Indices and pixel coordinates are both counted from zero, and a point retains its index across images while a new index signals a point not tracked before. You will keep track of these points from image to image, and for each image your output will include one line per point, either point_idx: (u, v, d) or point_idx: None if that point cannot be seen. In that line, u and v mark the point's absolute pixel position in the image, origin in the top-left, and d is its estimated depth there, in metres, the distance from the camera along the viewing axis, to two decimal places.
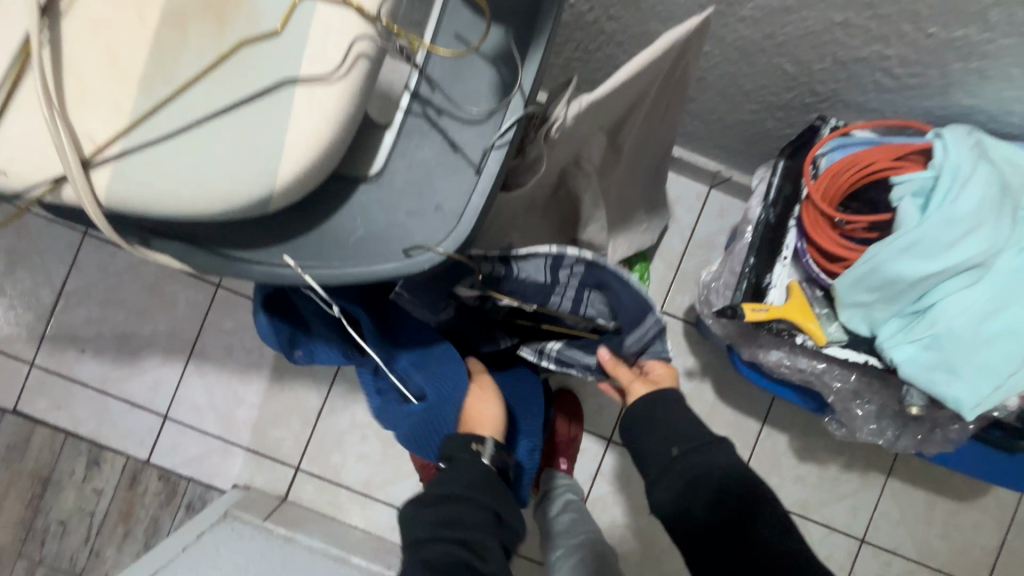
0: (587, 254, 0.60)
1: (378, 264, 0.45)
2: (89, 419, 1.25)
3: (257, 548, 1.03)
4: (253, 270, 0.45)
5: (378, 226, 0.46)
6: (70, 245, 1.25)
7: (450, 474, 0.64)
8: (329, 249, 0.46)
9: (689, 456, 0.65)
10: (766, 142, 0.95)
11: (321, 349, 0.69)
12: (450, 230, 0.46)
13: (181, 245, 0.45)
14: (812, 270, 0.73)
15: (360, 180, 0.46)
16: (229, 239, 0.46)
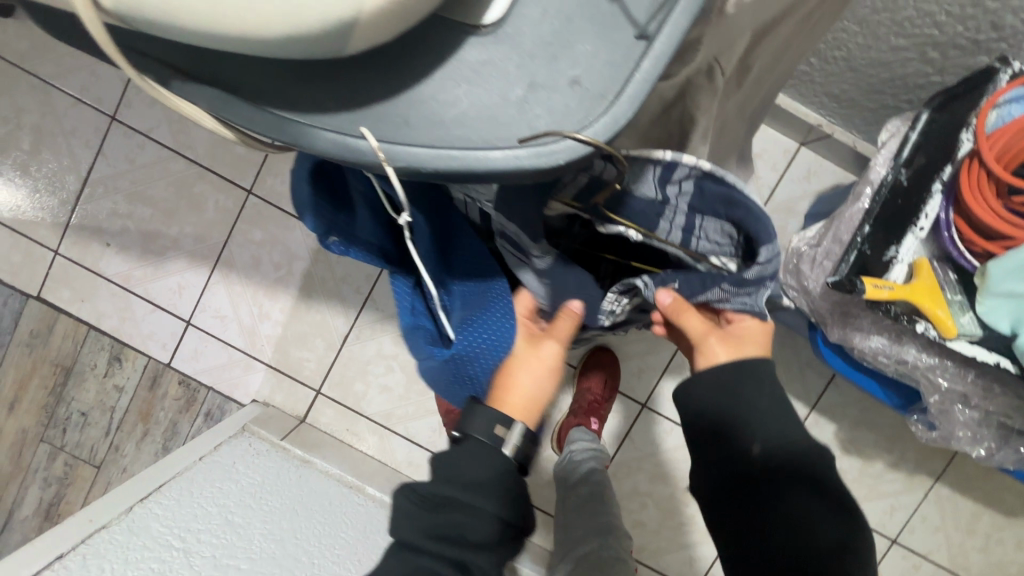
0: (705, 167, 0.47)
1: (489, 148, 0.31)
2: (113, 315, 1.21)
3: (274, 466, 1.01)
4: (313, 139, 0.32)
5: (489, 101, 0.32)
6: (97, 131, 1.17)
7: (450, 465, 0.56)
8: (413, 120, 0.32)
9: (749, 430, 0.59)
10: (896, 92, 0.80)
11: (360, 248, 0.59)
12: (604, 110, 0.32)
13: (214, 93, 0.32)
14: (954, 247, 0.64)
15: (471, 30, 0.33)
16: (276, 89, 0.32)
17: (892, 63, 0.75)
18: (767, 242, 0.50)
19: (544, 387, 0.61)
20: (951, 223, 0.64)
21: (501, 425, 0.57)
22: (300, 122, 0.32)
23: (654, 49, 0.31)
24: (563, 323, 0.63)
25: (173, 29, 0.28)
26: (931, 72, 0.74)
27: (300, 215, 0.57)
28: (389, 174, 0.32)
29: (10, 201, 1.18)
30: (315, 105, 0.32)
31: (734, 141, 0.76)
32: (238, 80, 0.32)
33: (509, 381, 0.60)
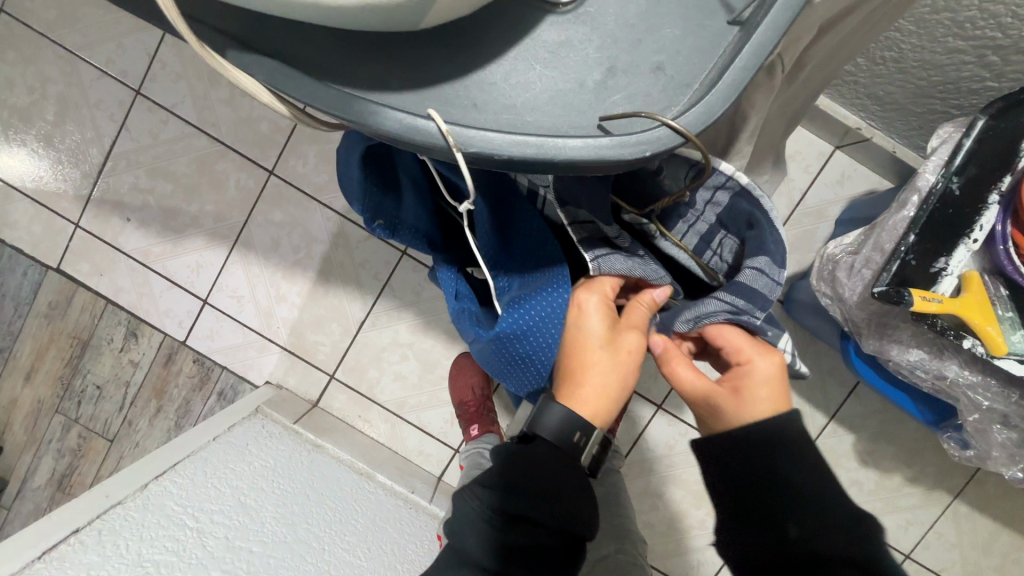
0: (743, 180, 0.54)
1: (560, 139, 0.29)
2: (131, 290, 1.21)
3: (286, 449, 1.01)
4: (379, 116, 0.29)
5: (563, 87, 0.33)
6: (122, 104, 1.16)
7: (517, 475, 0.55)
8: (482, 104, 0.32)
9: (779, 509, 0.51)
10: (946, 97, 0.76)
11: (408, 232, 0.59)
12: (692, 99, 0.31)
13: (271, 64, 0.30)
14: (1013, 262, 0.60)
15: (551, 7, 0.33)
16: (339, 67, 0.31)
17: (946, 66, 0.72)
18: (770, 256, 0.54)
19: (608, 381, 0.58)
20: (1008, 236, 0.60)
21: (581, 432, 0.57)
22: (366, 100, 0.30)
23: (755, 36, 0.30)
24: (641, 315, 0.60)
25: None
26: (987, 77, 0.71)
27: (350, 197, 0.58)
28: (456, 160, 0.31)
29: (34, 171, 1.18)
30: (381, 84, 0.32)
31: (775, 141, 0.74)
32: (299, 54, 0.31)
33: (590, 380, 0.58)
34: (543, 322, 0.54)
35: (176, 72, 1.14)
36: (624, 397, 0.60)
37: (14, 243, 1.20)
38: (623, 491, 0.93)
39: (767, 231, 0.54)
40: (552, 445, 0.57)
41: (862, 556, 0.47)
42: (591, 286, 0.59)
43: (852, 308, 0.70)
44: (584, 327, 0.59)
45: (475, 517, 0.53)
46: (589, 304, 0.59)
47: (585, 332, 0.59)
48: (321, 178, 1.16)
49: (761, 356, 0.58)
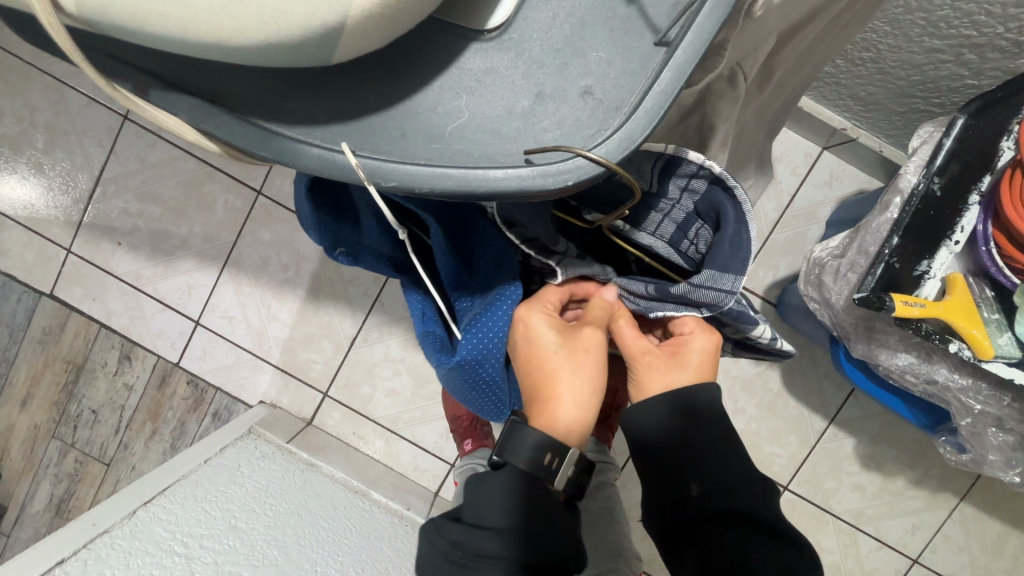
0: (716, 169, 0.48)
1: (485, 169, 0.30)
2: (123, 314, 1.22)
3: (279, 469, 1.01)
4: (298, 153, 0.31)
5: (492, 114, 0.32)
6: (109, 130, 1.17)
7: (487, 509, 0.54)
8: (404, 135, 0.32)
9: (682, 481, 0.59)
10: (927, 95, 0.76)
11: (370, 257, 0.59)
12: (623, 120, 0.31)
13: (190, 102, 0.31)
14: (995, 264, 0.58)
15: (476, 35, 0.33)
16: (259, 101, 0.32)
17: (924, 65, 0.71)
18: (724, 265, 0.50)
19: (576, 390, 0.59)
20: (989, 238, 0.58)
21: (552, 453, 0.55)
22: (283, 137, 0.31)
23: (675, 57, 0.30)
24: (596, 315, 0.60)
25: (145, 35, 0.26)
26: (967, 74, 0.70)
27: (303, 229, 0.56)
28: (368, 187, 0.32)
29: (25, 199, 1.19)
30: (301, 118, 0.32)
31: (753, 147, 0.73)
32: (222, 89, 0.32)
33: (558, 395, 0.58)
34: (499, 337, 0.56)
35: None
36: (590, 406, 0.60)
37: (8, 271, 1.21)
38: (618, 505, 0.92)
39: (730, 226, 0.50)
40: (523, 470, 0.55)
41: (751, 511, 0.57)
42: (532, 302, 0.60)
43: (839, 313, 0.68)
44: (537, 343, 0.59)
45: (441, 551, 0.55)
46: (532, 319, 0.59)
47: (539, 347, 0.59)
48: None
49: (698, 334, 0.62)
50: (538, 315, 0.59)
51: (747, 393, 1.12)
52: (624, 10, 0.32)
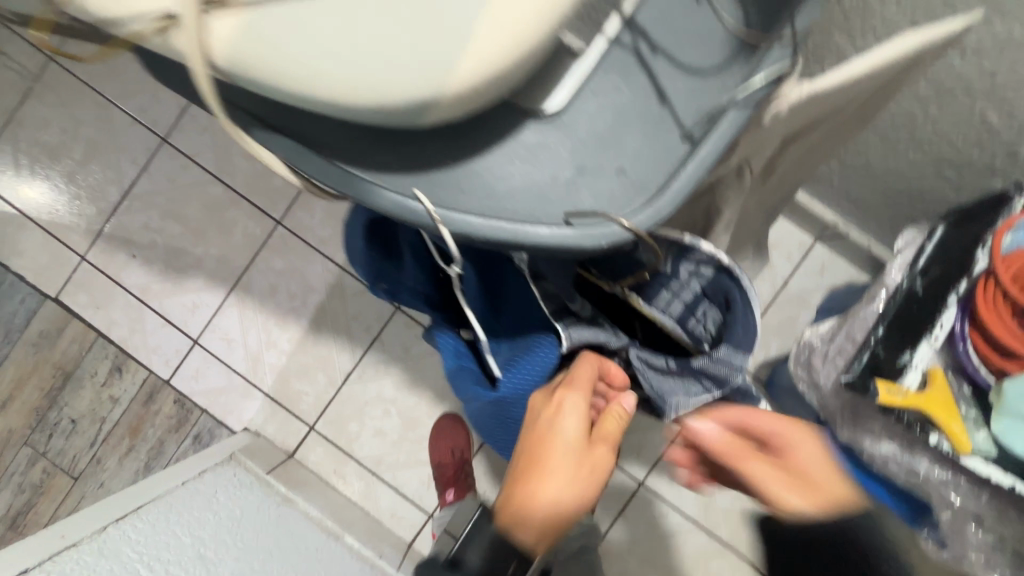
0: (725, 261, 0.53)
1: (532, 226, 0.35)
2: (124, 325, 1.22)
3: (256, 500, 0.99)
4: (375, 197, 0.35)
5: (539, 180, 0.37)
6: (146, 149, 1.22)
7: (486, 551, 0.51)
8: (463, 192, 0.37)
9: (813, 571, 0.46)
10: (913, 203, 0.82)
11: (407, 295, 0.60)
12: (647, 200, 0.36)
13: (290, 143, 0.36)
14: (971, 362, 0.62)
15: (534, 114, 0.38)
16: (345, 148, 0.36)
17: (910, 177, 0.78)
18: (733, 344, 0.55)
19: (569, 502, 0.53)
20: (966, 336, 0.62)
21: (517, 562, 0.52)
22: (363, 180, 0.36)
23: (699, 154, 0.36)
24: (615, 426, 0.57)
25: (269, 84, 0.32)
26: (948, 189, 0.76)
27: (351, 263, 0.59)
28: (434, 232, 0.36)
29: (50, 204, 1.23)
30: (377, 166, 0.36)
31: (752, 232, 0.78)
32: (315, 135, 0.36)
33: (549, 493, 0.52)
34: (536, 378, 0.59)
35: (203, 125, 1.21)
36: (568, 522, 0.53)
37: (18, 271, 1.23)
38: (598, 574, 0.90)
39: (740, 312, 0.54)
40: (487, 567, 0.51)
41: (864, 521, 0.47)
42: (573, 385, 0.56)
43: (827, 396, 0.72)
44: (564, 432, 0.54)
45: None
46: (570, 405, 0.55)
47: (559, 434, 0.54)
48: (327, 231, 1.19)
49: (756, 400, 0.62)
50: (569, 408, 0.55)
51: None
52: (657, 106, 0.38)
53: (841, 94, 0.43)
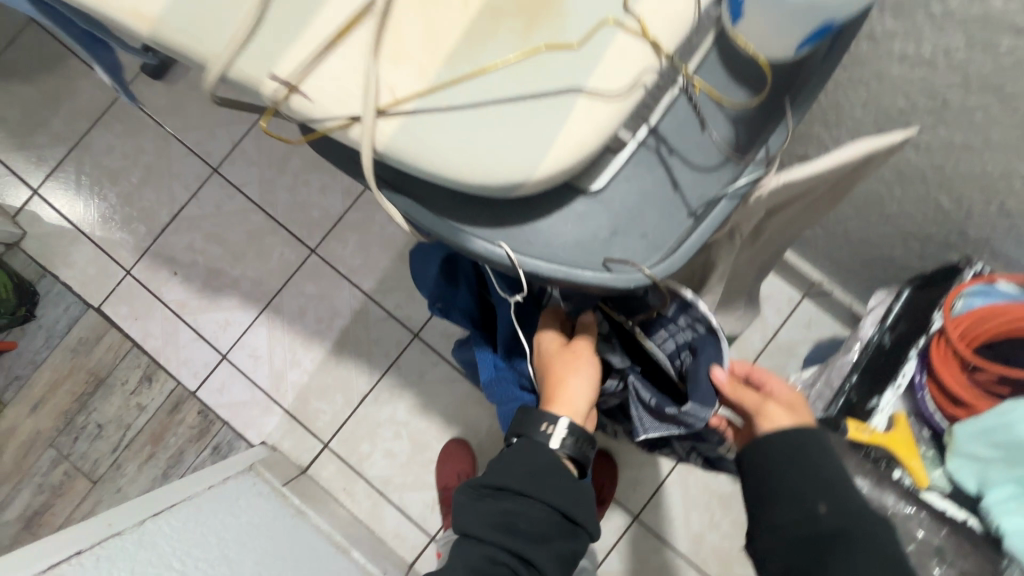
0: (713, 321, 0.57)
1: (577, 268, 0.38)
2: (158, 337, 1.31)
3: (272, 510, 1.04)
4: (464, 243, 0.38)
5: (588, 233, 0.39)
6: (198, 177, 1.34)
7: (517, 468, 0.56)
8: (528, 239, 0.38)
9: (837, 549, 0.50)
10: (886, 269, 0.93)
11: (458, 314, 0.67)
12: (660, 258, 0.40)
13: (408, 203, 0.38)
14: (929, 409, 0.71)
15: (582, 189, 0.39)
16: (446, 204, 0.38)
17: (882, 248, 0.88)
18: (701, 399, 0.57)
19: (576, 377, 0.61)
20: (925, 387, 0.72)
21: (547, 421, 0.58)
22: (458, 228, 0.38)
23: (703, 227, 0.40)
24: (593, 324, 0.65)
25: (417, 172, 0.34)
26: (914, 260, 0.86)
27: (419, 285, 0.67)
28: (516, 275, 0.38)
29: (104, 222, 1.34)
30: (467, 219, 0.38)
31: (744, 286, 0.89)
32: (425, 196, 0.38)
33: (559, 379, 0.61)
34: None
35: (252, 159, 1.33)
36: (590, 386, 0.61)
37: (66, 281, 1.32)
38: None
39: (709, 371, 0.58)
40: (527, 439, 0.58)
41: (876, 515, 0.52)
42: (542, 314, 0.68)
43: None
44: (548, 348, 0.64)
45: (481, 512, 0.55)
46: (546, 322, 0.66)
47: (548, 345, 0.65)
48: (356, 262, 1.29)
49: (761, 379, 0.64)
50: (550, 323, 0.66)
51: (724, 510, 1.16)
52: None
53: (813, 183, 0.53)
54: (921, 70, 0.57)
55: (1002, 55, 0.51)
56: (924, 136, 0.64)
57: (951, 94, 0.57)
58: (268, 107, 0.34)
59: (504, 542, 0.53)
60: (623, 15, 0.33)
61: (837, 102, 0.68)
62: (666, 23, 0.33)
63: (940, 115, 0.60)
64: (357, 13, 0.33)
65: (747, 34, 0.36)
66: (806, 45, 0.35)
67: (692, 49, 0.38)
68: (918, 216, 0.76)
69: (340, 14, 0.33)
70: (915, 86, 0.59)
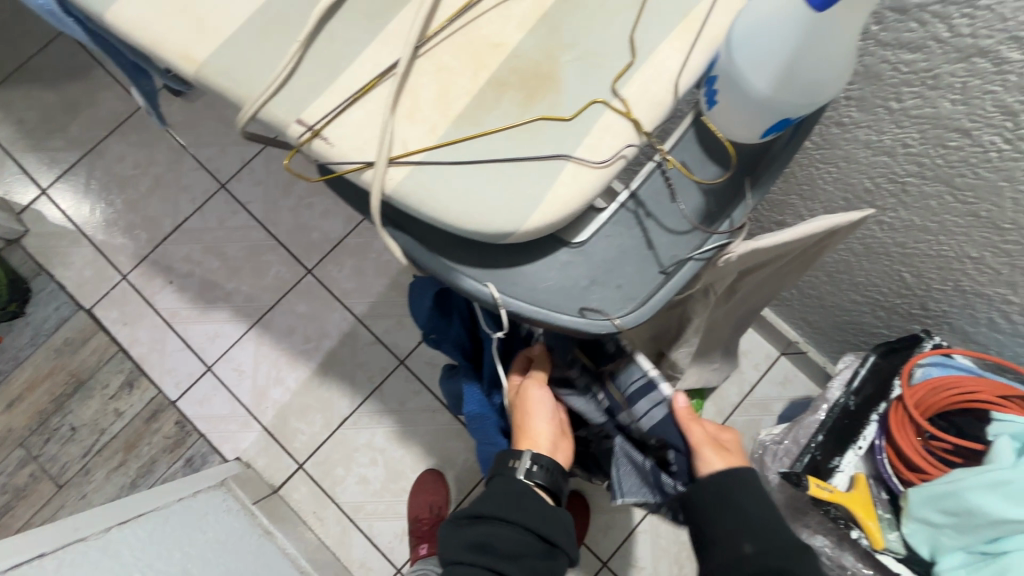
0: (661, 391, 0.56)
1: (556, 313, 0.41)
2: (145, 343, 1.31)
3: (240, 529, 1.03)
4: (458, 283, 0.41)
5: (570, 281, 0.42)
6: (205, 191, 1.38)
7: (490, 498, 0.58)
8: (516, 283, 0.42)
9: None
10: (855, 334, 0.97)
11: (449, 346, 0.69)
12: (630, 310, 0.43)
13: (410, 239, 0.41)
14: (887, 471, 0.74)
15: (568, 240, 0.43)
16: (443, 243, 0.41)
17: (852, 314, 0.93)
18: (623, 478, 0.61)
19: (534, 412, 0.63)
20: (883, 449, 0.75)
21: (512, 458, 0.60)
22: (452, 267, 0.41)
23: (672, 285, 0.43)
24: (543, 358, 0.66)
25: (417, 213, 0.38)
26: (880, 328, 0.91)
27: (411, 313, 0.69)
28: (501, 315, 0.42)
29: (107, 226, 1.37)
30: (459, 257, 0.41)
31: (721, 339, 0.93)
32: (424, 234, 0.41)
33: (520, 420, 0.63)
34: None
35: (260, 178, 1.38)
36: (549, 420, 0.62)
37: (61, 280, 1.34)
38: None
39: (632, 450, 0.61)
40: (498, 475, 0.61)
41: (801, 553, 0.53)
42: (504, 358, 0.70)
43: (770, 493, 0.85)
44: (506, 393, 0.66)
45: (462, 541, 0.58)
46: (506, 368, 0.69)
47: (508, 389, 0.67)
48: (350, 285, 1.32)
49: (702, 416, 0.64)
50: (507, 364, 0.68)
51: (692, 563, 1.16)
52: None
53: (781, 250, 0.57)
54: (884, 156, 0.63)
55: (952, 150, 0.56)
56: (888, 215, 0.69)
57: (910, 181, 0.63)
58: (292, 147, 0.38)
59: (484, 561, 0.56)
60: (610, 97, 0.38)
61: (810, 177, 0.74)
62: (651, 107, 0.38)
63: (901, 197, 0.66)
64: (379, 73, 0.37)
65: (719, 121, 0.41)
66: (771, 133, 0.40)
67: (672, 131, 0.44)
68: (883, 287, 0.81)
69: (364, 73, 0.38)
70: (878, 171, 0.65)
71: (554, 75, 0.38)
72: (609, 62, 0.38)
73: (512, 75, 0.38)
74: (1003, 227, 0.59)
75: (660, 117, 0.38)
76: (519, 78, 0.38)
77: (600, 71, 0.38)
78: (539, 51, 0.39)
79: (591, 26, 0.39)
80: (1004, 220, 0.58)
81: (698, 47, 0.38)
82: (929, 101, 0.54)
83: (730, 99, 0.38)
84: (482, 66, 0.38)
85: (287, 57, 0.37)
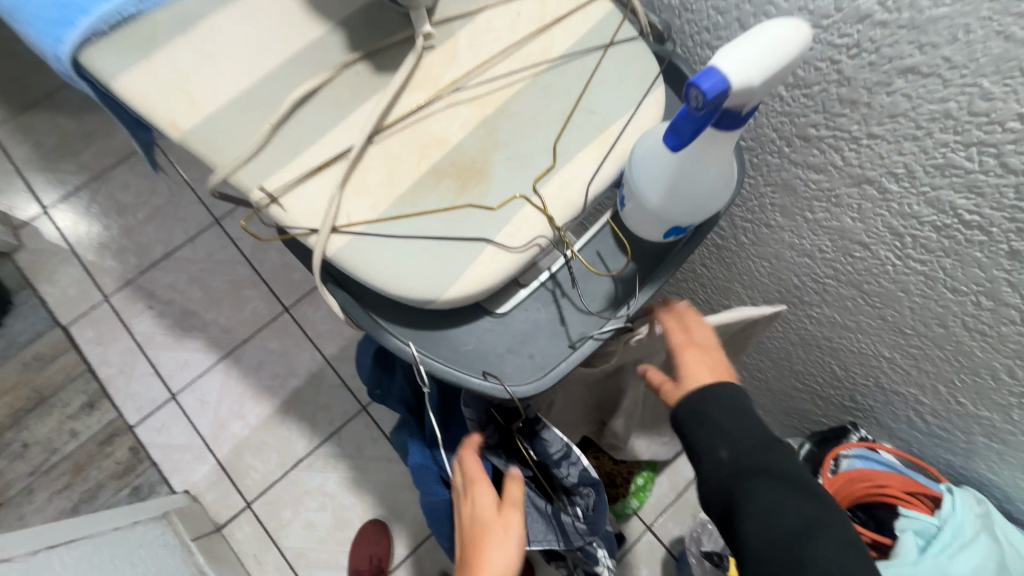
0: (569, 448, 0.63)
1: (465, 374, 0.46)
2: (114, 365, 1.33)
3: (174, 566, 1.01)
4: (382, 339, 0.46)
5: (487, 347, 0.47)
6: (199, 224, 1.45)
7: None
8: (435, 344, 0.47)
9: None
10: (799, 420, 1.01)
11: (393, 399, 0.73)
12: (533, 378, 0.47)
13: (346, 296, 0.46)
14: None
15: (489, 310, 0.48)
16: (378, 302, 0.47)
17: (794, 400, 0.97)
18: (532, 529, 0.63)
19: (503, 561, 0.54)
20: None
21: None
22: (381, 325, 0.46)
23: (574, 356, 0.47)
24: (518, 491, 0.59)
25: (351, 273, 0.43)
26: (820, 416, 0.95)
27: (359, 371, 0.75)
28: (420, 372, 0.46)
29: (99, 248, 1.42)
30: (388, 316, 0.47)
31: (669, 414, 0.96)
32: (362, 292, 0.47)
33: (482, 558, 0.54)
34: None
35: None
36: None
37: (44, 296, 1.37)
38: None
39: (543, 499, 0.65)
40: None
41: None
42: (472, 457, 0.60)
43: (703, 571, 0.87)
44: (479, 514, 0.57)
45: None
46: (479, 481, 0.58)
47: (474, 511, 0.57)
48: (324, 326, 1.36)
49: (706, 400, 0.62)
50: (482, 484, 0.58)
51: None
52: None
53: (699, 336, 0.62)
54: (805, 258, 0.69)
55: (856, 260, 0.63)
56: (813, 310, 0.75)
57: (828, 281, 0.69)
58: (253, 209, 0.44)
59: None
60: (531, 193, 0.44)
61: (747, 269, 0.80)
62: (565, 205, 0.44)
63: (823, 295, 0.72)
64: (335, 155, 0.44)
65: (629, 218, 0.47)
66: (671, 235, 0.46)
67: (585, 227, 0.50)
68: (817, 377, 0.86)
69: (322, 151, 0.44)
70: (801, 270, 0.71)
71: (486, 169, 0.45)
72: (533, 164, 0.45)
73: (449, 166, 0.45)
74: (906, 332, 0.65)
75: (571, 214, 0.44)
76: (455, 169, 0.45)
77: (525, 170, 0.45)
78: (476, 148, 0.45)
79: (522, 132, 0.46)
80: (906, 325, 0.64)
81: (609, 159, 0.46)
82: (834, 215, 0.61)
83: (635, 204, 0.45)
84: (425, 157, 0.45)
85: (258, 134, 0.44)
